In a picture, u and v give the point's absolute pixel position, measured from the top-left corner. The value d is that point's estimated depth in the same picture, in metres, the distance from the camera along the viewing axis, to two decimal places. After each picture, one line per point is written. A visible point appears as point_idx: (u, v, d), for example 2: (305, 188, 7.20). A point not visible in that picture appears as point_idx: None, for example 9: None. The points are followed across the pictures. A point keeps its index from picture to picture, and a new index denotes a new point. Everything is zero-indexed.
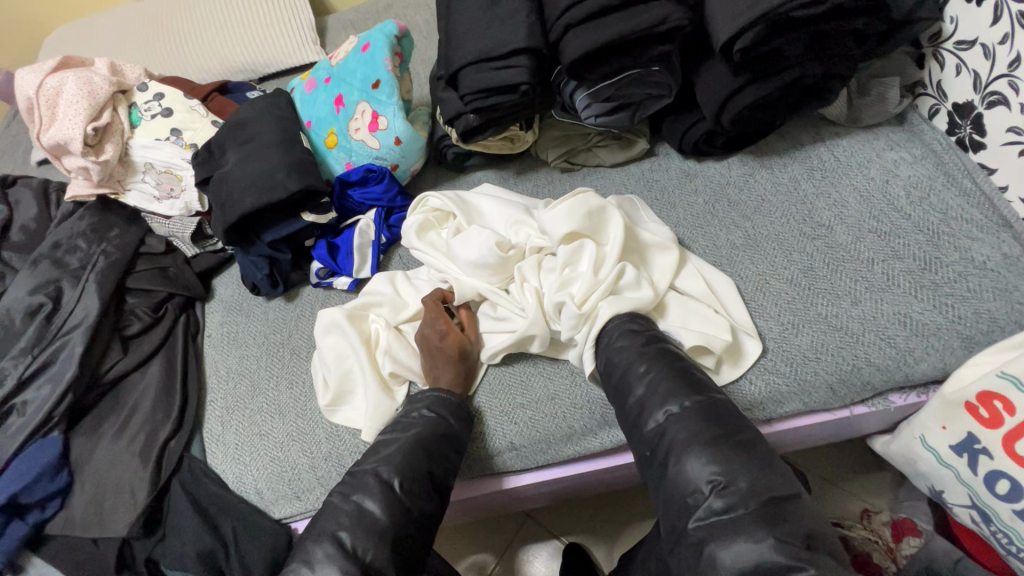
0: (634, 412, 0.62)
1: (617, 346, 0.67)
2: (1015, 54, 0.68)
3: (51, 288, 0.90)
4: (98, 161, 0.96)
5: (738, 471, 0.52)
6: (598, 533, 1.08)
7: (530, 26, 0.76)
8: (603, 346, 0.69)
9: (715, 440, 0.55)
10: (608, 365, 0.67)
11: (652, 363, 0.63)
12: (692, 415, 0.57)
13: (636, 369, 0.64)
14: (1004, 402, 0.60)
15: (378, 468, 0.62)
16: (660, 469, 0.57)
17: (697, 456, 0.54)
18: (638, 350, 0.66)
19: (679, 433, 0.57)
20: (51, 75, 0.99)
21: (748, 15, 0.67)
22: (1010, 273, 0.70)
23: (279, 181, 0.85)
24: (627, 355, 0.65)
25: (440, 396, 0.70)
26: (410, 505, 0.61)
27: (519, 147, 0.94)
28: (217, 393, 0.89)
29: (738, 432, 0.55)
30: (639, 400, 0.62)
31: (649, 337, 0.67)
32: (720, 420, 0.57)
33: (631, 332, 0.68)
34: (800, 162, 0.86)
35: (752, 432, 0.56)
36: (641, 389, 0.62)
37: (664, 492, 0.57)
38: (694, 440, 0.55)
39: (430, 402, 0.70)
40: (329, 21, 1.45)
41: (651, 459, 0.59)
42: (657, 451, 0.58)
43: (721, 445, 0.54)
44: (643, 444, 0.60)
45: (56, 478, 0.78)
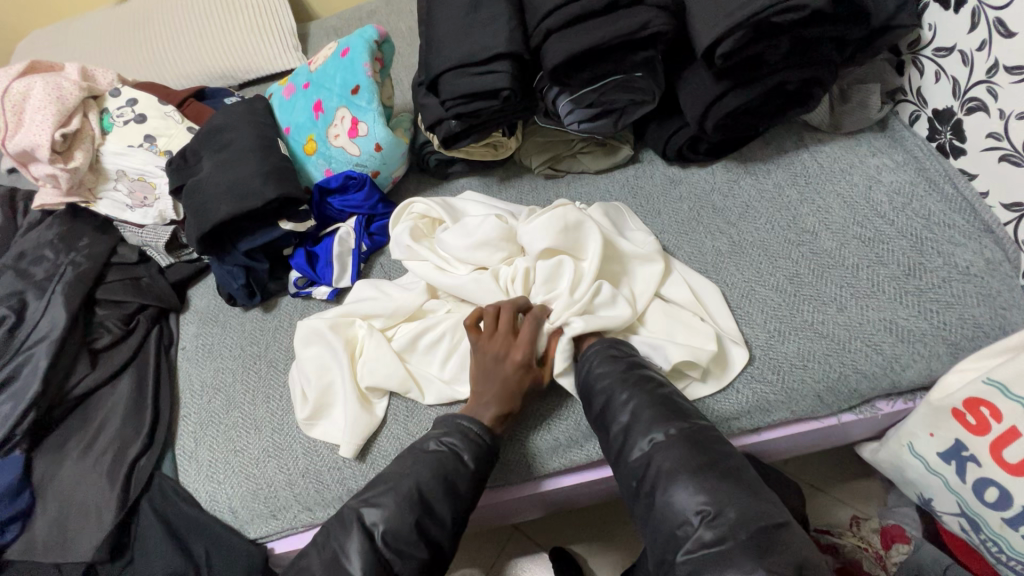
0: (619, 441, 0.60)
1: (595, 375, 0.65)
2: (992, 61, 0.68)
3: (14, 300, 0.86)
4: (67, 168, 0.93)
5: (727, 503, 0.52)
6: (587, 546, 1.06)
7: (511, 31, 0.75)
8: (582, 374, 0.66)
9: (701, 470, 0.54)
10: (591, 399, 0.64)
11: (636, 387, 0.62)
12: (678, 442, 0.56)
13: (617, 397, 0.62)
14: (991, 409, 0.59)
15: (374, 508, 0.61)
16: (649, 488, 0.56)
17: (682, 486, 0.54)
18: (618, 371, 0.64)
19: (665, 461, 0.56)
20: (19, 79, 0.96)
21: (729, 21, 0.67)
22: (993, 278, 0.70)
23: (255, 189, 0.83)
24: (607, 379, 0.63)
25: (474, 430, 0.65)
26: (399, 556, 0.60)
27: (502, 154, 0.93)
28: (191, 408, 0.86)
29: (723, 459, 0.55)
30: (625, 428, 0.60)
31: (630, 360, 0.65)
32: (704, 447, 0.56)
33: (612, 357, 0.66)
34: (784, 168, 0.85)
35: (740, 460, 0.55)
36: (624, 416, 0.60)
37: (653, 512, 0.55)
38: (681, 469, 0.54)
39: (450, 434, 0.65)
40: (311, 28, 1.44)
41: (636, 481, 0.58)
42: (646, 482, 0.56)
43: (708, 474, 0.54)
44: (630, 476, 0.58)
45: (16, 499, 0.75)
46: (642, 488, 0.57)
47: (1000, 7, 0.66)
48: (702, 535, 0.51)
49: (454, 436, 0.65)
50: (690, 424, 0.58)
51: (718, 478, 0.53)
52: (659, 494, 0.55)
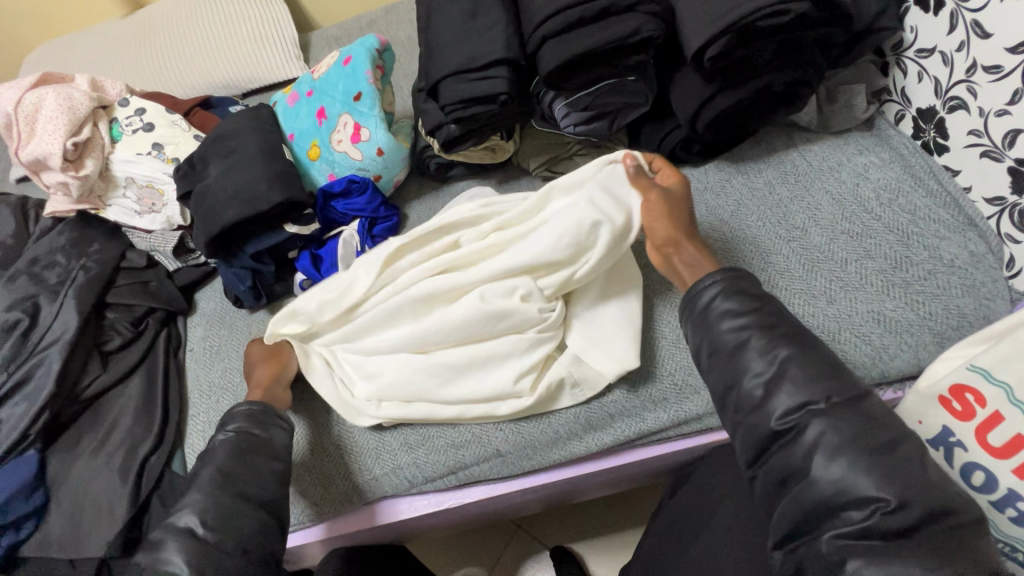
0: (755, 397, 0.55)
1: (721, 313, 0.60)
2: (971, 61, 0.71)
3: (27, 304, 0.88)
4: (78, 176, 0.95)
5: (910, 492, 0.48)
6: (589, 542, 1.07)
7: (507, 39, 0.78)
8: (703, 327, 0.61)
9: (865, 451, 0.50)
10: (713, 341, 0.60)
11: (780, 339, 0.56)
12: (840, 415, 0.52)
13: (754, 345, 0.57)
14: (975, 394, 0.61)
15: (190, 500, 0.58)
16: (798, 462, 0.52)
17: (841, 465, 0.50)
18: (751, 316, 0.58)
19: (826, 436, 0.51)
20: (31, 91, 0.99)
21: (718, 25, 0.69)
22: (976, 270, 0.73)
23: (261, 194, 0.85)
24: (743, 320, 0.58)
25: (246, 409, 0.66)
26: (227, 534, 0.56)
27: (501, 157, 0.95)
28: (199, 408, 0.87)
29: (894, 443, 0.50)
30: (767, 383, 0.55)
31: (764, 304, 0.59)
32: (872, 426, 0.51)
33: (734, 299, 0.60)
34: (774, 167, 0.88)
35: (914, 446, 0.51)
36: (762, 370, 0.56)
37: (789, 488, 0.52)
38: (853, 447, 0.50)
39: (234, 419, 0.65)
40: (313, 38, 1.47)
41: (770, 446, 0.54)
42: (793, 453, 0.52)
43: (879, 459, 0.49)
44: (762, 441, 0.55)
45: (31, 498, 0.77)
46: (778, 456, 0.54)
47: (977, 10, 0.69)
48: (871, 523, 0.48)
49: (237, 420, 0.65)
50: (851, 397, 0.53)
51: (891, 465, 0.49)
52: (804, 469, 0.51)
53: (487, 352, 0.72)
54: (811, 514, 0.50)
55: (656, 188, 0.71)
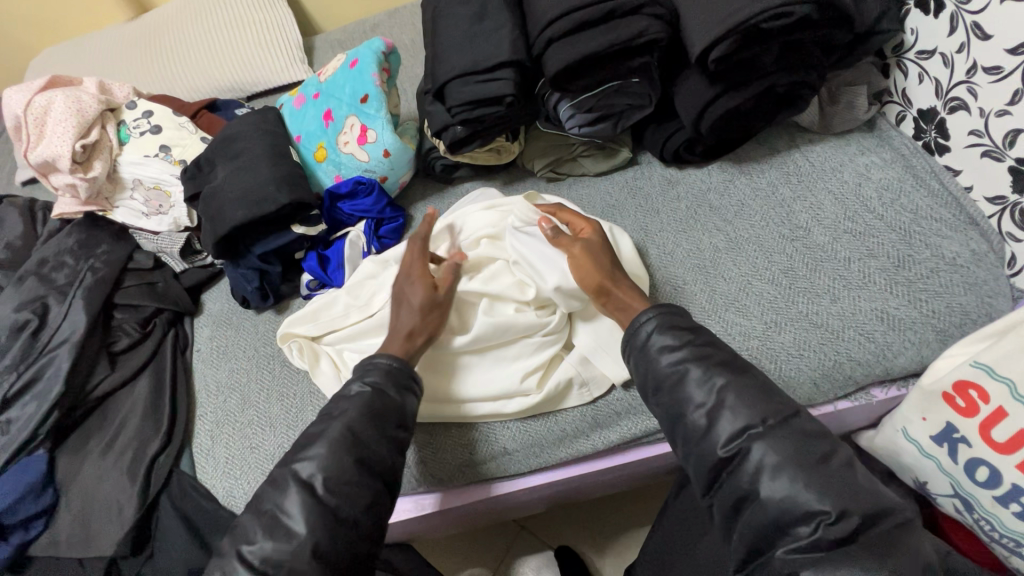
0: (701, 426, 0.56)
1: (660, 350, 0.61)
2: (971, 62, 0.72)
3: (37, 305, 0.89)
4: (86, 178, 0.96)
5: (848, 501, 0.49)
6: (593, 542, 1.08)
7: (513, 41, 0.79)
8: (640, 358, 0.63)
9: (805, 466, 0.51)
10: (655, 377, 0.61)
11: (715, 368, 0.58)
12: (777, 434, 0.53)
13: (693, 376, 0.58)
14: (979, 391, 0.62)
15: (314, 453, 0.58)
16: (746, 484, 0.52)
17: (786, 481, 0.50)
18: (686, 349, 0.60)
19: (767, 455, 0.52)
20: (40, 94, 1.00)
21: (721, 27, 0.70)
22: (978, 268, 0.74)
23: (269, 195, 0.86)
24: (680, 355, 0.60)
25: (387, 364, 0.65)
26: (344, 502, 0.56)
27: (505, 158, 0.96)
28: (207, 408, 0.87)
29: (829, 454, 0.52)
30: (708, 411, 0.56)
31: (697, 335, 0.62)
32: (810, 440, 0.53)
33: (672, 330, 0.62)
34: (777, 167, 0.88)
35: (848, 453, 0.52)
36: (702, 400, 0.57)
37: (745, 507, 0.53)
38: (790, 461, 0.51)
39: (370, 372, 0.64)
40: (317, 41, 1.48)
41: (719, 472, 0.55)
42: (739, 477, 0.53)
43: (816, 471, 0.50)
44: (711, 470, 0.55)
45: (40, 496, 0.77)
46: (728, 481, 0.54)
47: (977, 12, 0.70)
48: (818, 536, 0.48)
49: (376, 374, 0.64)
50: (786, 414, 0.55)
51: (831, 478, 0.50)
52: (753, 490, 0.52)
53: (496, 353, 0.75)
54: (769, 529, 0.51)
55: (579, 240, 0.73)
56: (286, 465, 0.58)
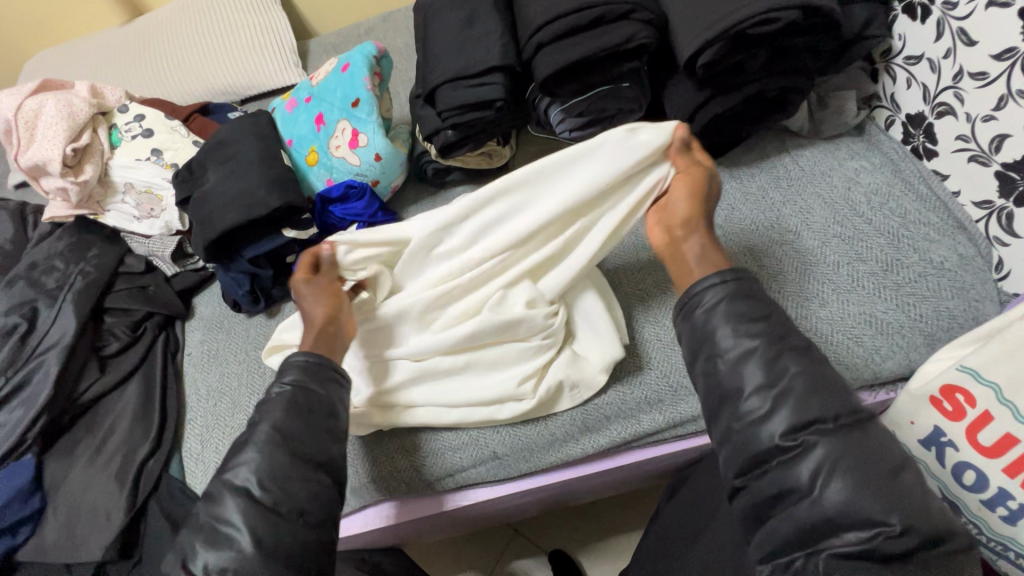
0: (756, 412, 0.52)
1: (730, 322, 0.57)
2: (958, 68, 0.73)
3: (26, 309, 0.89)
4: (77, 182, 0.96)
5: (912, 518, 0.46)
6: (587, 546, 1.07)
7: (503, 46, 0.80)
8: (705, 323, 0.58)
9: (873, 482, 0.47)
10: (714, 351, 0.57)
11: (786, 355, 0.54)
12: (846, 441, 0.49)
13: (766, 355, 0.54)
14: (965, 395, 0.62)
15: (245, 460, 0.56)
16: (800, 481, 0.49)
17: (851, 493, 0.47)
18: (759, 325, 0.56)
19: (828, 461, 0.49)
20: (31, 98, 1.00)
21: (709, 32, 0.71)
22: (965, 272, 0.74)
23: (260, 199, 0.86)
24: (749, 335, 0.55)
25: (303, 362, 0.62)
26: (284, 498, 0.55)
27: (497, 162, 0.97)
28: (197, 412, 0.87)
29: (900, 464, 0.49)
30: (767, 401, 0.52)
31: (771, 312, 0.57)
32: (879, 448, 0.49)
33: (744, 298, 0.58)
34: (767, 171, 0.89)
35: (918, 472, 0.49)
36: (769, 387, 0.53)
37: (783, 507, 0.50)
38: (865, 470, 0.48)
39: (287, 371, 0.62)
40: (311, 45, 1.48)
41: (768, 461, 0.51)
42: (795, 471, 0.50)
43: (884, 481, 0.48)
44: (751, 461, 0.52)
45: (28, 501, 0.77)
46: (776, 471, 0.51)
47: (963, 18, 0.71)
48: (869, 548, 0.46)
49: (294, 372, 0.62)
50: (858, 416, 0.51)
51: (894, 490, 0.47)
52: (807, 487, 0.49)
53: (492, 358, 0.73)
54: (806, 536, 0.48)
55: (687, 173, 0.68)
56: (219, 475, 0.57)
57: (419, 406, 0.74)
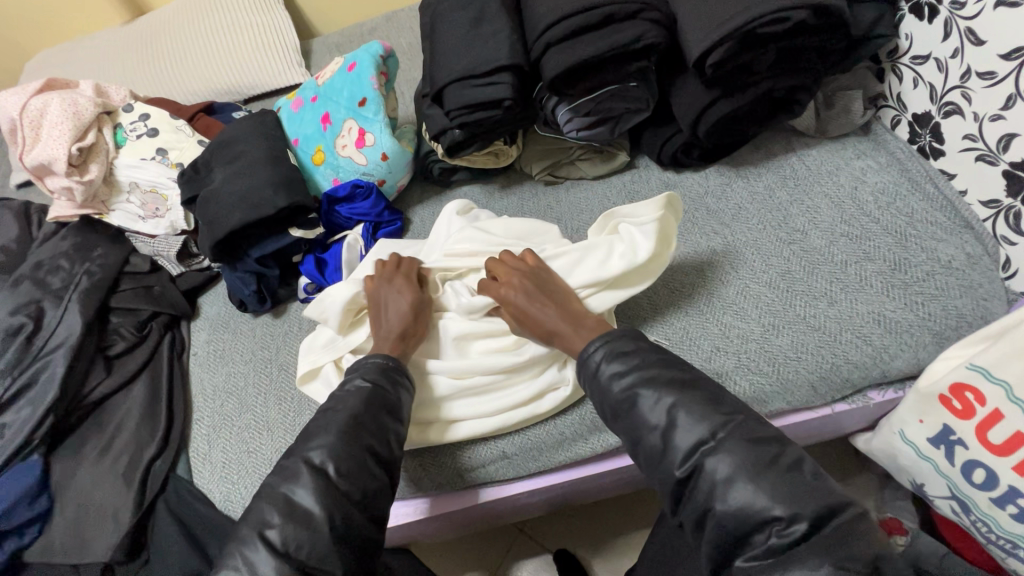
0: (658, 446, 0.54)
1: (609, 376, 0.59)
2: (965, 67, 0.73)
3: (32, 309, 0.88)
4: (82, 181, 0.96)
5: (797, 503, 0.47)
6: (594, 546, 1.07)
7: (511, 45, 0.80)
8: (594, 385, 0.60)
9: (758, 468, 0.49)
10: (609, 405, 0.58)
11: (664, 388, 0.56)
12: (731, 446, 0.51)
13: (651, 399, 0.56)
14: (975, 393, 0.62)
15: (322, 442, 0.58)
16: (706, 497, 0.50)
17: (744, 489, 0.48)
18: (635, 373, 0.58)
19: (721, 468, 0.50)
20: (36, 97, 0.99)
21: (719, 32, 0.71)
22: (973, 271, 0.74)
23: (267, 198, 0.86)
24: (629, 380, 0.58)
25: (381, 361, 0.65)
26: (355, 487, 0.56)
27: (503, 162, 0.96)
28: (204, 412, 0.87)
29: (778, 457, 0.50)
30: (663, 432, 0.54)
31: (644, 356, 0.59)
32: (758, 444, 0.51)
33: (621, 353, 0.60)
34: (774, 171, 0.89)
35: (796, 451, 0.50)
36: (658, 420, 0.55)
37: (706, 525, 0.51)
38: (743, 469, 0.49)
39: (365, 371, 0.64)
40: (314, 44, 1.48)
41: (682, 491, 0.53)
42: (699, 494, 0.51)
43: (769, 474, 0.49)
44: (673, 488, 0.53)
45: (35, 502, 0.77)
46: (689, 500, 0.52)
47: (970, 17, 0.71)
48: (772, 543, 0.47)
49: (370, 372, 0.64)
50: (732, 421, 0.53)
51: (784, 479, 0.48)
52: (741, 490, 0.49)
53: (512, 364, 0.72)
54: (726, 543, 0.49)
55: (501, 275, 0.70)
56: (297, 453, 0.57)
57: (465, 417, 0.72)
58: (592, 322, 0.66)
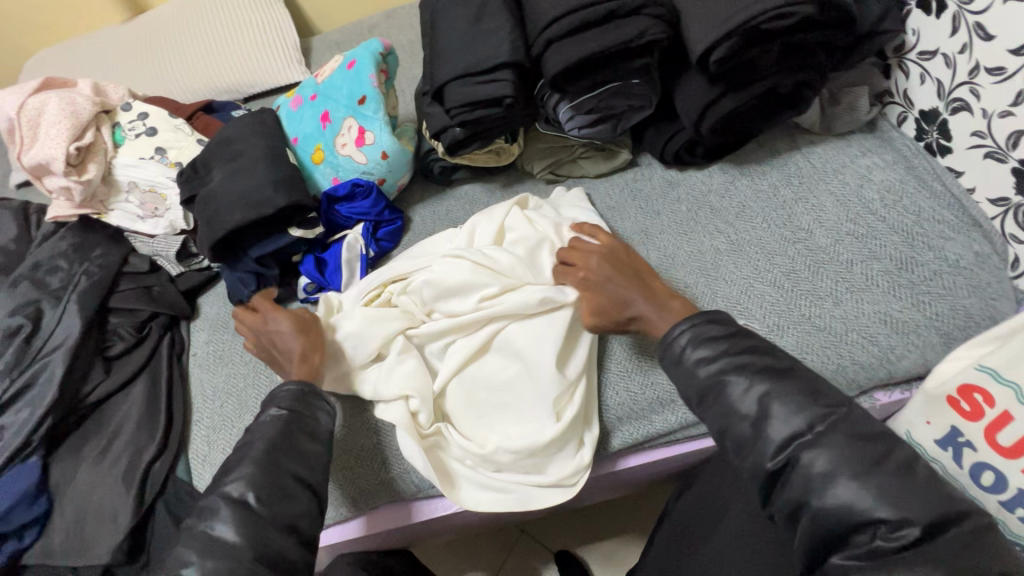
0: (747, 435, 0.51)
1: (695, 361, 0.56)
2: (974, 63, 0.72)
3: (31, 309, 0.88)
4: (81, 180, 0.95)
5: (909, 508, 0.44)
6: (598, 547, 1.07)
7: (512, 42, 0.79)
8: (680, 371, 0.57)
9: (862, 468, 0.46)
10: (695, 389, 0.55)
11: (756, 374, 0.52)
12: (831, 441, 0.48)
13: (747, 387, 0.52)
14: (983, 394, 0.61)
15: (240, 474, 0.55)
16: (798, 492, 0.48)
17: (847, 487, 0.46)
18: (724, 359, 0.54)
19: (817, 463, 0.47)
20: (34, 96, 0.99)
21: (724, 28, 0.70)
22: (981, 270, 0.73)
23: (267, 197, 0.85)
24: (717, 365, 0.54)
25: (297, 387, 0.63)
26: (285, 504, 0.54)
27: (505, 160, 0.95)
28: (204, 413, 0.86)
29: (888, 454, 0.47)
30: (754, 422, 0.51)
31: (734, 342, 0.55)
32: (863, 442, 0.47)
33: (708, 339, 0.56)
34: (778, 169, 0.88)
35: (910, 451, 0.48)
36: (751, 410, 0.51)
37: (800, 518, 0.48)
38: (847, 469, 0.46)
39: (279, 398, 0.62)
40: (314, 43, 1.47)
41: (771, 483, 0.50)
42: (791, 487, 0.48)
43: (879, 475, 0.46)
44: (762, 479, 0.51)
45: (34, 505, 0.76)
46: (778, 492, 0.50)
47: (979, 12, 0.70)
48: (877, 545, 0.45)
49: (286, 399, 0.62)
50: (833, 414, 0.49)
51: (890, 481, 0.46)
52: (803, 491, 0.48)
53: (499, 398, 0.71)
54: (824, 537, 0.47)
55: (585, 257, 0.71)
56: (214, 490, 0.55)
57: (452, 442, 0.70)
58: (676, 306, 0.63)
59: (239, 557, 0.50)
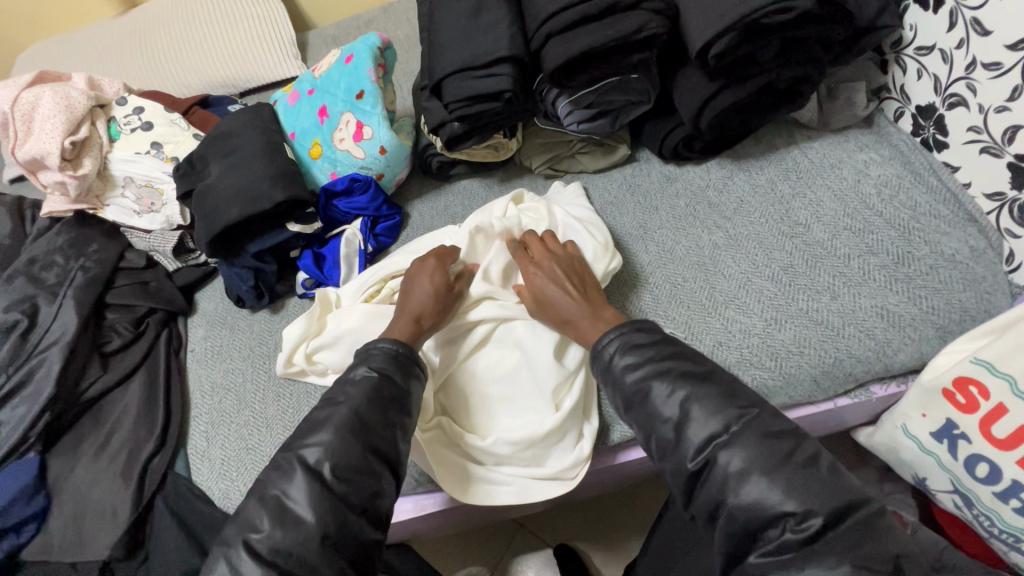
0: (670, 439, 0.53)
1: (622, 368, 0.58)
2: (970, 58, 0.72)
3: (26, 305, 0.88)
4: (76, 175, 0.94)
5: (812, 499, 0.47)
6: (595, 540, 1.07)
7: (511, 36, 0.79)
8: (610, 379, 0.59)
9: (770, 464, 0.49)
10: (622, 396, 0.58)
11: (677, 380, 0.55)
12: (744, 440, 0.50)
13: (667, 393, 0.55)
14: (979, 387, 0.62)
15: (321, 439, 0.56)
16: (718, 489, 0.50)
17: (757, 484, 0.48)
18: (648, 366, 0.57)
19: (734, 461, 0.49)
20: (27, 89, 0.98)
21: (723, 23, 0.70)
22: (976, 264, 0.74)
23: (264, 192, 0.85)
24: (642, 371, 0.57)
25: (395, 349, 0.62)
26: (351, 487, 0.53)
27: (503, 155, 0.95)
28: (202, 409, 0.86)
29: (794, 451, 0.49)
30: (676, 425, 0.53)
31: (659, 350, 0.58)
32: (771, 439, 0.50)
33: (635, 346, 0.59)
34: (775, 164, 0.88)
35: (812, 446, 0.50)
36: (671, 413, 0.54)
37: (718, 518, 0.50)
38: (756, 465, 0.49)
39: (375, 357, 0.62)
40: (310, 37, 1.46)
41: (693, 484, 0.52)
42: (710, 486, 0.50)
43: (784, 470, 0.48)
44: (685, 481, 0.52)
45: (32, 501, 0.76)
46: (701, 491, 0.51)
47: (976, 8, 0.70)
48: (787, 538, 0.47)
49: (380, 359, 0.62)
50: (746, 415, 0.52)
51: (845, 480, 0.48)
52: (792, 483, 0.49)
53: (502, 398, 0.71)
54: (739, 535, 0.49)
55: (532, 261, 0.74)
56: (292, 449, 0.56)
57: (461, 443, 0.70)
58: (608, 315, 0.68)
59: (241, 550, 0.51)
